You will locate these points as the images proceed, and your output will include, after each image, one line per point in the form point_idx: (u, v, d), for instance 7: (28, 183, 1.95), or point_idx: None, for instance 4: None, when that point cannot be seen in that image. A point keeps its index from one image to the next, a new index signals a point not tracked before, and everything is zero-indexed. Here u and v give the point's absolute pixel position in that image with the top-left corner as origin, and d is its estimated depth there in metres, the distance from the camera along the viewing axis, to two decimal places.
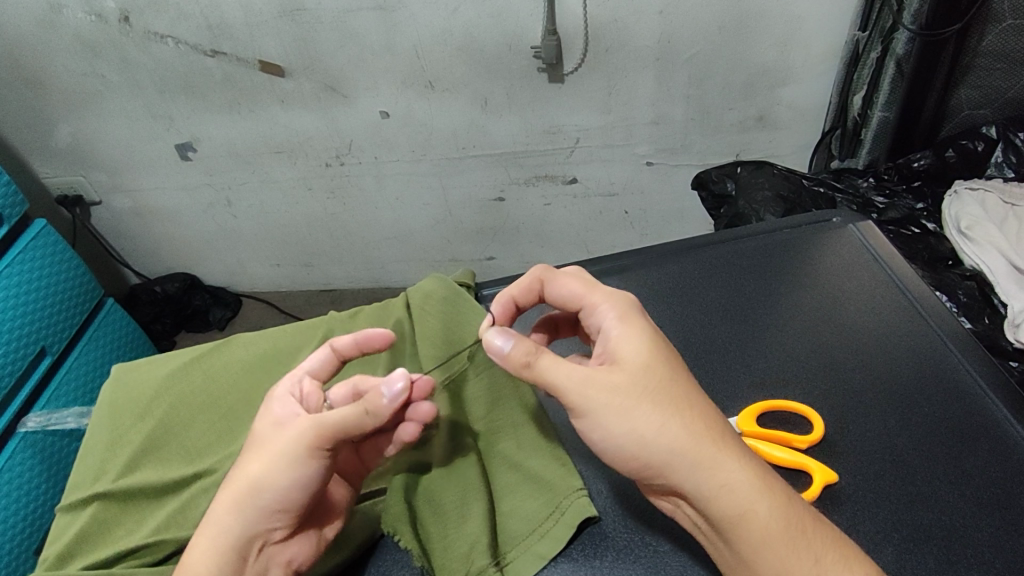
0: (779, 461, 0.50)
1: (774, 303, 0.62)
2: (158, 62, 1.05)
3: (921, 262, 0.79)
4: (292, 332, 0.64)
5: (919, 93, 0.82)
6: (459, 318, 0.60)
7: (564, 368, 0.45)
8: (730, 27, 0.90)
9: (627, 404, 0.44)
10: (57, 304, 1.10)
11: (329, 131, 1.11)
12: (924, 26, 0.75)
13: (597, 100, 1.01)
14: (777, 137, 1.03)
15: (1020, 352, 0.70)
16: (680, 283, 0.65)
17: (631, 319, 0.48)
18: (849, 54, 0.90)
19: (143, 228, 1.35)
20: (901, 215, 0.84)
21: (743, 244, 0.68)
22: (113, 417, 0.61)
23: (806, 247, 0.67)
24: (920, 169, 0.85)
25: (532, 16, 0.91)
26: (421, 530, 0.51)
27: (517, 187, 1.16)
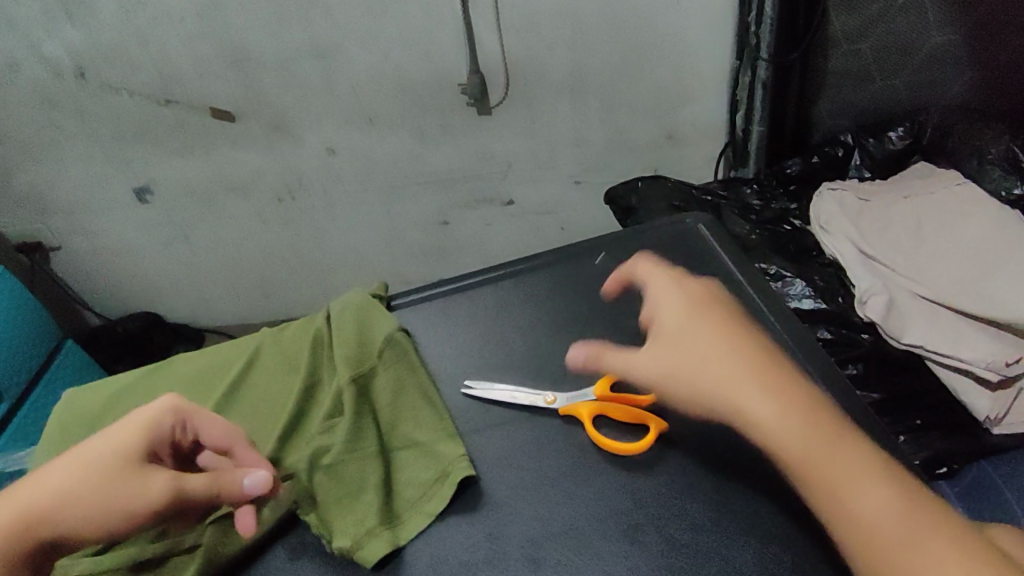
0: (625, 418, 0.60)
1: (646, 300, 0.69)
2: (115, 112, 1.12)
3: (789, 254, 0.94)
4: (229, 347, 0.70)
5: (782, 107, 1.03)
6: (370, 320, 0.65)
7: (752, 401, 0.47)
8: (630, 59, 1.03)
9: (796, 411, 0.46)
10: (13, 349, 1.15)
11: (279, 168, 1.19)
12: (775, 54, 0.96)
13: (521, 128, 1.11)
14: (686, 152, 1.15)
15: (869, 325, 0.86)
16: (575, 284, 0.72)
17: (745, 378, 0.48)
18: (733, 80, 1.04)
19: (103, 269, 1.39)
20: (775, 214, 0.99)
21: (624, 246, 0.75)
22: (64, 432, 0.65)
23: (674, 248, 0.73)
24: (793, 173, 1.01)
25: (457, 56, 1.02)
26: (319, 497, 0.57)
27: (459, 210, 1.24)
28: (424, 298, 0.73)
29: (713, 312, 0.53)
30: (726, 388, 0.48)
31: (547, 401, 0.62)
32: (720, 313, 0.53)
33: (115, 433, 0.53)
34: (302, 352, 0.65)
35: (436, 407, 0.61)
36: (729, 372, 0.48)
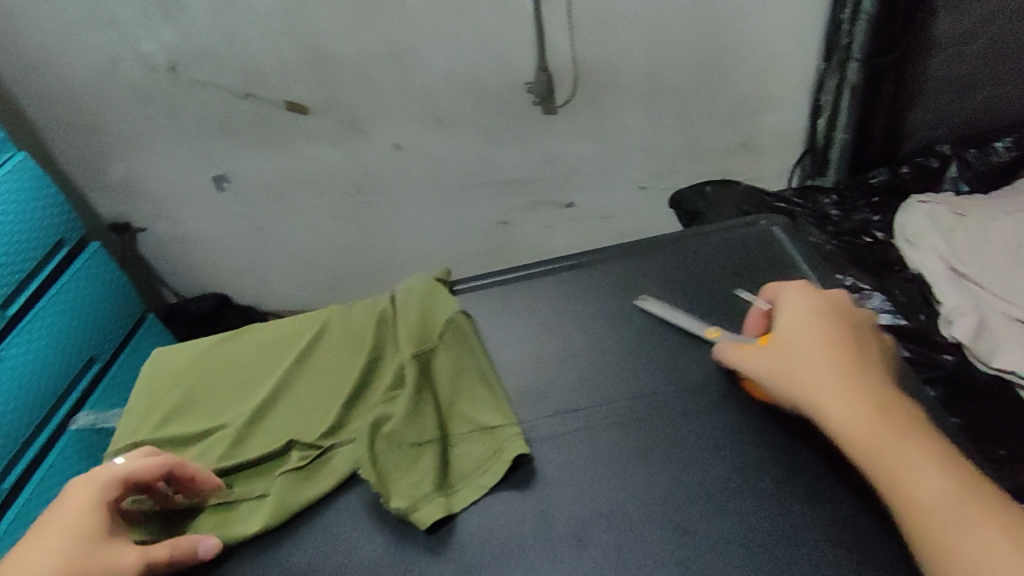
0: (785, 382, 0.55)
1: (717, 293, 0.67)
2: (200, 105, 1.18)
3: (870, 265, 0.92)
4: (300, 320, 0.70)
5: (872, 114, 0.96)
6: (436, 302, 0.64)
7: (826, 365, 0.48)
8: (708, 62, 1.01)
9: (877, 433, 0.44)
10: (105, 315, 1.23)
11: (349, 164, 1.22)
12: (869, 55, 0.90)
13: (590, 131, 1.10)
14: (760, 161, 1.12)
15: (954, 346, 0.82)
16: (645, 279, 0.70)
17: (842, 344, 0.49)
18: (816, 82, 1.01)
19: (182, 253, 1.46)
20: (853, 225, 0.96)
21: (690, 243, 0.73)
22: (148, 387, 0.67)
23: (742, 247, 0.71)
24: (878, 183, 0.98)
25: (527, 58, 1.02)
26: (377, 463, 0.54)
27: (522, 212, 1.24)
28: (486, 283, 0.73)
29: (829, 316, 0.51)
30: (817, 403, 0.47)
31: (709, 333, 0.62)
32: (836, 328, 0.50)
33: (60, 521, 0.48)
34: (368, 328, 0.65)
35: (496, 391, 0.59)
36: (815, 387, 0.47)
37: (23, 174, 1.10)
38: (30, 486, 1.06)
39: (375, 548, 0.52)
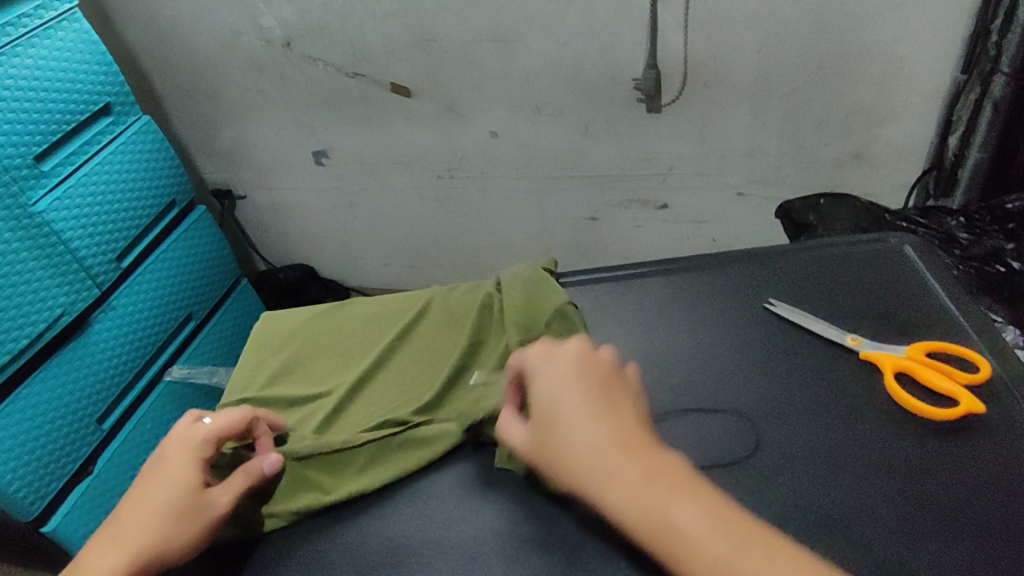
0: (941, 388, 0.55)
1: (837, 310, 0.64)
2: (309, 80, 1.22)
3: (1000, 297, 0.74)
4: (402, 298, 0.72)
5: (1014, 134, 0.90)
6: (539, 291, 0.64)
7: (582, 438, 0.45)
8: (828, 66, 0.96)
9: (745, 560, 0.39)
10: (204, 276, 1.30)
11: (444, 147, 1.24)
12: (1017, 70, 0.85)
13: (692, 131, 1.07)
14: (874, 176, 1.06)
15: None
16: (759, 288, 0.67)
17: (599, 416, 0.46)
18: (950, 95, 0.95)
19: (276, 222, 1.52)
20: (986, 251, 0.79)
21: (810, 254, 0.70)
22: (257, 350, 0.71)
23: (868, 266, 0.68)
24: (1014, 210, 0.82)
25: (637, 51, 1.00)
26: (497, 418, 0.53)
27: (611, 209, 1.22)
28: (593, 277, 0.72)
29: (607, 386, 0.48)
30: (603, 484, 0.43)
31: (850, 341, 0.60)
32: (588, 392, 0.47)
33: (160, 479, 0.52)
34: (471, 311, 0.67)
35: None
36: (606, 469, 0.43)
37: (145, 138, 1.18)
38: (126, 429, 1.13)
39: (471, 527, 0.52)
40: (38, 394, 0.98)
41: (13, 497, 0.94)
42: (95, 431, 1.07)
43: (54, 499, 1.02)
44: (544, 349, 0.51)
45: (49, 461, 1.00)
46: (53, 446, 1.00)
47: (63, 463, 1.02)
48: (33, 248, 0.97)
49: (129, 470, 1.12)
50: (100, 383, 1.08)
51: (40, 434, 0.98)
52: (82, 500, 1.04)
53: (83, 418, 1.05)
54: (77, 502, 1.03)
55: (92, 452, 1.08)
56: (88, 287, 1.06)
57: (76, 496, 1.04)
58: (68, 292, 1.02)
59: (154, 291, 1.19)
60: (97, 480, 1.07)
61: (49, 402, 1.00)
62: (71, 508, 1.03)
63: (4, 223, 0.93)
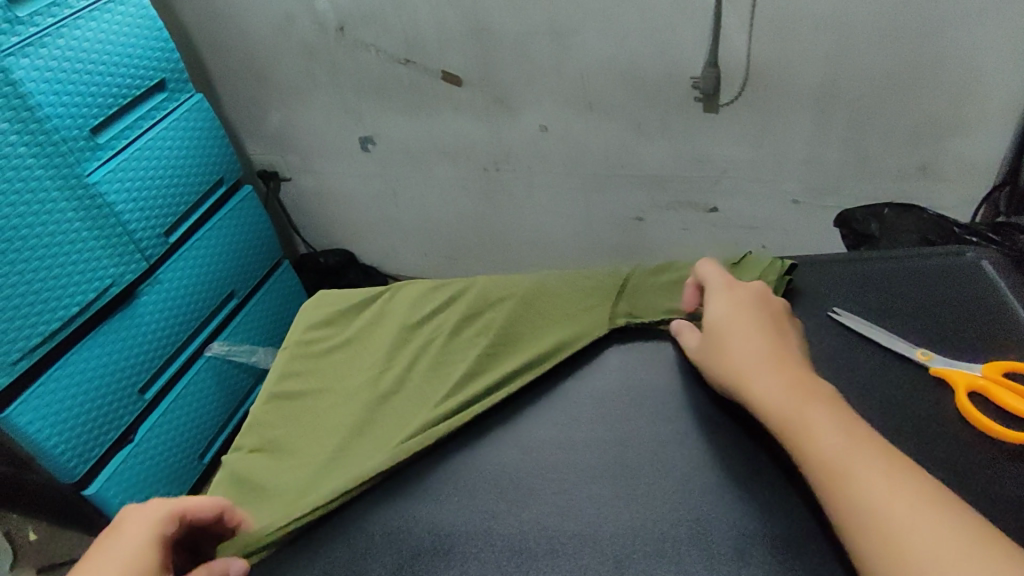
0: (1009, 406, 0.54)
1: (906, 323, 0.63)
2: (361, 67, 1.22)
3: None
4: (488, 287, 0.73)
5: None
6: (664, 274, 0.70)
7: (749, 342, 0.52)
8: (896, 74, 0.93)
9: (909, 497, 0.38)
10: (247, 254, 1.32)
11: (492, 139, 1.23)
12: None
13: (748, 134, 1.05)
14: (938, 190, 1.03)
15: None
16: (823, 294, 0.68)
17: (739, 290, 0.57)
18: None
19: (319, 206, 1.53)
20: None
21: (876, 267, 0.69)
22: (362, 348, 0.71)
23: (940, 282, 0.66)
24: None
25: (695, 50, 0.98)
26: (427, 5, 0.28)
27: (658, 210, 1.21)
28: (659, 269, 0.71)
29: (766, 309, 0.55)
30: (797, 430, 0.44)
31: (919, 356, 0.58)
32: (757, 319, 0.54)
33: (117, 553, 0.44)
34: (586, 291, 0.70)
35: None
36: (749, 363, 0.50)
37: (197, 116, 1.20)
38: (167, 400, 1.16)
39: (517, 520, 0.52)
40: (85, 361, 1.01)
41: (56, 459, 0.97)
42: (137, 401, 1.10)
43: (95, 465, 1.05)
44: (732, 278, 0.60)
45: (93, 426, 1.02)
46: (96, 414, 1.03)
47: (106, 430, 1.05)
48: (87, 219, 0.99)
49: (164, 440, 1.15)
50: (144, 354, 1.11)
51: (85, 402, 1.01)
52: (120, 468, 1.07)
53: (126, 389, 1.08)
54: (116, 469, 1.06)
55: (134, 421, 1.11)
56: (136, 260, 1.08)
57: (116, 463, 1.07)
58: (117, 264, 1.04)
59: (198, 266, 1.21)
60: (137, 449, 1.10)
61: (93, 370, 1.02)
62: (113, 474, 1.06)
63: (61, 193, 0.95)
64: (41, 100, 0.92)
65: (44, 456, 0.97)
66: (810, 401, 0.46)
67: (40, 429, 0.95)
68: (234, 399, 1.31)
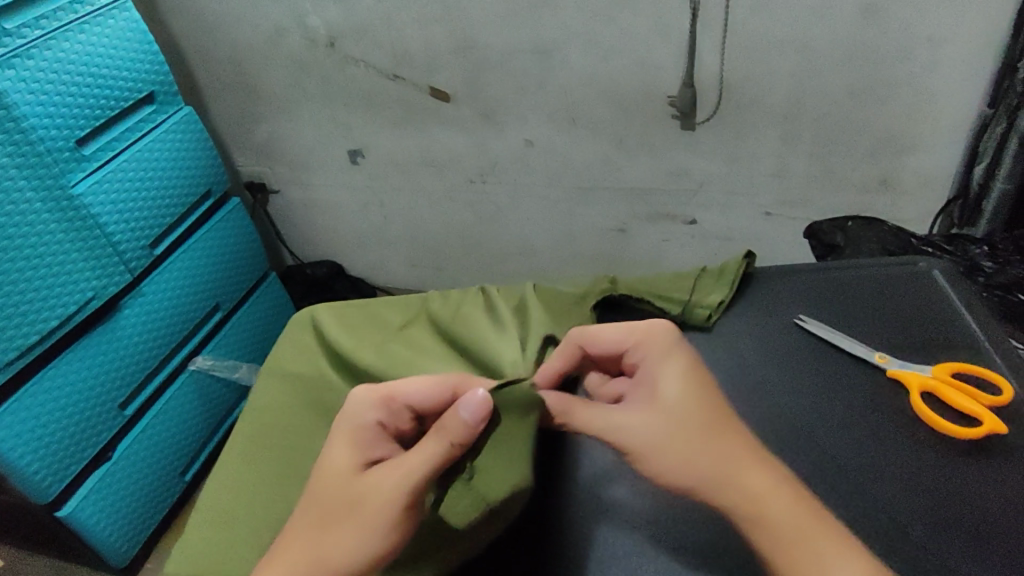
0: (957, 405, 0.59)
1: (865, 326, 0.68)
2: (350, 81, 1.26)
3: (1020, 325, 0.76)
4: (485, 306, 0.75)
5: None
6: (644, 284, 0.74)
7: (674, 387, 0.52)
8: (860, 92, 0.98)
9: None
10: (232, 268, 1.34)
11: (477, 152, 1.27)
12: None
13: (722, 149, 1.10)
14: (900, 202, 1.09)
15: None
16: (789, 300, 0.72)
17: (670, 358, 0.54)
18: (979, 125, 0.97)
19: (307, 218, 1.55)
20: (1009, 280, 0.80)
21: (838, 275, 0.74)
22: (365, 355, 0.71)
23: (895, 288, 0.71)
24: None
25: (672, 69, 1.04)
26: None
27: (639, 222, 1.26)
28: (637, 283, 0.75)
29: (698, 371, 0.54)
30: (731, 486, 0.48)
31: (878, 359, 0.63)
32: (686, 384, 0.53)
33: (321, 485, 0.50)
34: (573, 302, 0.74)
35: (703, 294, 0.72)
36: (715, 453, 0.49)
37: (184, 129, 1.22)
38: (147, 416, 1.18)
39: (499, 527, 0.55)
40: (64, 378, 1.02)
41: (33, 478, 0.98)
42: (116, 417, 1.12)
43: (73, 482, 1.06)
44: (647, 334, 0.56)
45: (71, 443, 1.04)
46: (74, 431, 1.04)
47: (83, 447, 1.06)
48: (69, 229, 1.01)
49: (143, 455, 1.17)
50: (125, 367, 1.12)
51: (63, 419, 1.02)
52: (96, 485, 1.08)
53: (105, 405, 1.09)
54: (93, 487, 1.08)
55: (114, 436, 1.12)
56: (120, 272, 1.10)
57: (93, 480, 1.08)
58: (100, 276, 1.06)
59: (182, 281, 1.22)
60: (115, 467, 1.11)
61: (73, 386, 1.04)
62: (89, 492, 1.07)
63: (45, 204, 0.97)
64: (28, 113, 0.94)
65: (20, 476, 0.98)
66: (784, 495, 0.47)
67: (15, 449, 0.96)
68: (216, 412, 1.33)
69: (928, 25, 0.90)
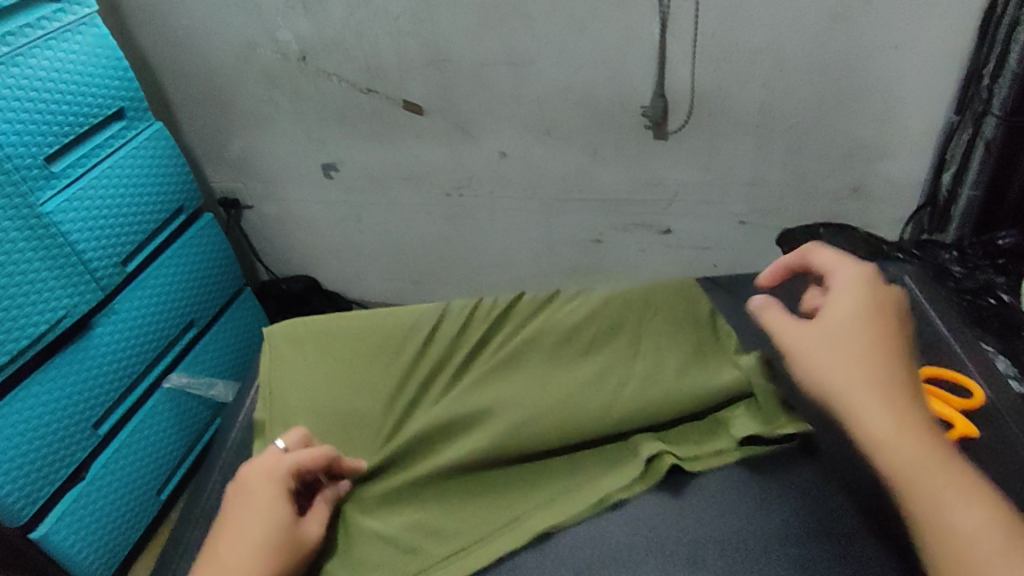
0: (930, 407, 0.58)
1: None
2: (322, 95, 1.25)
3: (993, 328, 0.76)
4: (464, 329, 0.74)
5: (1004, 172, 0.94)
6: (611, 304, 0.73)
7: (841, 303, 0.50)
8: (831, 101, 0.99)
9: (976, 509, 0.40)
10: (207, 284, 1.32)
11: (453, 165, 1.27)
12: (1008, 111, 0.88)
13: (696, 159, 1.11)
14: (872, 209, 1.10)
15: None
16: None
17: (860, 287, 0.51)
18: (944, 135, 0.99)
19: (281, 233, 1.53)
20: (978, 284, 0.82)
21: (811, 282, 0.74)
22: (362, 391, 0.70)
23: None
24: (1005, 246, 0.85)
25: (644, 79, 1.04)
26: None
27: (616, 232, 1.25)
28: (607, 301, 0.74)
29: (879, 323, 0.49)
30: (860, 407, 0.45)
31: None
32: (865, 343, 0.48)
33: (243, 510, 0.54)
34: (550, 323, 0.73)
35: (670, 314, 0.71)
36: (836, 358, 0.47)
37: (155, 144, 1.20)
38: (121, 436, 1.14)
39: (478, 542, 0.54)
40: (34, 398, 0.99)
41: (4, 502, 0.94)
42: (90, 437, 1.08)
43: (43, 505, 1.02)
44: (862, 274, 0.53)
45: (43, 465, 1.00)
46: (46, 452, 1.00)
47: (56, 469, 1.02)
48: (39, 248, 0.98)
49: (120, 476, 1.13)
50: (98, 387, 1.09)
51: (34, 440, 0.98)
52: (71, 507, 1.04)
53: (79, 425, 1.05)
54: (67, 510, 1.03)
55: (87, 457, 1.08)
56: (92, 290, 1.07)
57: (67, 503, 1.04)
58: (71, 294, 1.03)
59: (156, 297, 1.19)
60: (89, 487, 1.07)
61: (44, 406, 1.00)
62: (62, 515, 1.03)
63: (13, 223, 0.94)
64: None
65: None
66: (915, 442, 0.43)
67: None
68: (193, 432, 1.29)
69: (896, 34, 0.92)
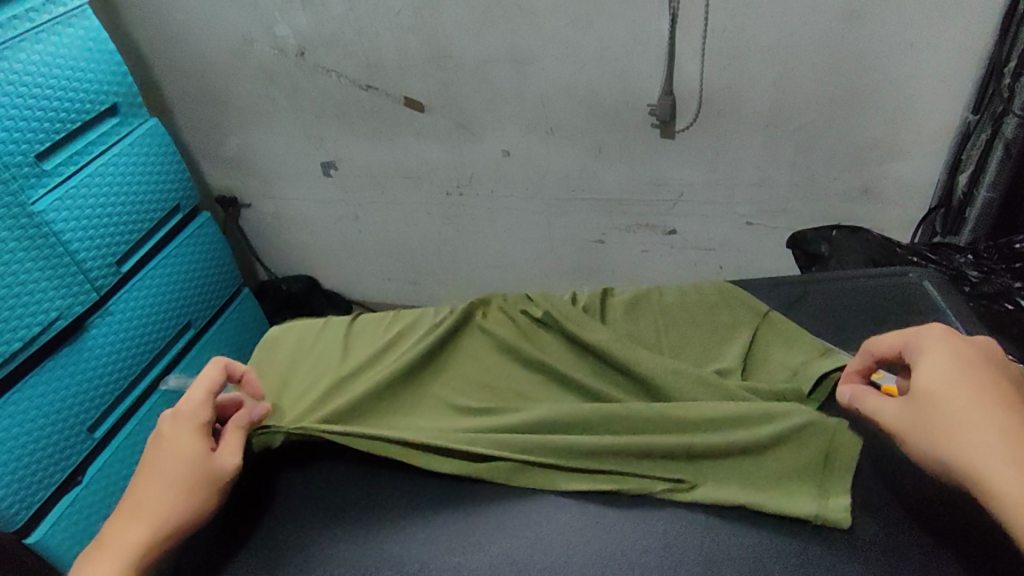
0: None
1: (853, 339, 0.67)
2: (322, 91, 1.23)
3: (1009, 336, 0.76)
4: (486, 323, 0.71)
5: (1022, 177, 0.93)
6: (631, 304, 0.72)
7: (930, 364, 0.47)
8: (840, 100, 0.98)
9: None
10: (204, 284, 1.29)
11: (454, 163, 1.24)
12: None
13: (702, 158, 1.09)
14: (881, 211, 1.08)
15: None
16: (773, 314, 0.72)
17: (947, 342, 0.48)
18: (960, 134, 0.97)
19: (280, 232, 1.51)
20: (995, 289, 0.80)
21: (826, 286, 0.73)
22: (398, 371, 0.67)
23: (883, 301, 0.70)
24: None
25: (650, 77, 1.02)
26: None
27: (619, 232, 1.24)
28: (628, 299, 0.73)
29: (983, 376, 0.45)
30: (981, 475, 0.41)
31: None
32: (975, 386, 0.45)
33: (165, 454, 0.52)
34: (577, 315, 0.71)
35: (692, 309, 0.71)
36: (966, 427, 0.43)
37: (151, 141, 1.18)
38: (117, 439, 1.12)
39: (487, 555, 0.51)
40: (28, 400, 0.96)
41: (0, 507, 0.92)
42: (85, 440, 1.06)
43: (39, 509, 1.00)
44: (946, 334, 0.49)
45: (39, 469, 0.98)
46: (42, 455, 0.98)
47: (51, 473, 1.00)
48: (32, 249, 0.96)
49: (117, 480, 1.11)
50: (93, 389, 1.07)
51: (29, 443, 0.96)
52: (68, 511, 1.02)
53: (74, 427, 1.03)
54: (63, 514, 1.01)
55: (82, 460, 1.06)
56: (85, 291, 1.05)
57: (64, 506, 1.02)
58: (65, 296, 1.01)
59: (152, 298, 1.17)
60: (85, 492, 1.05)
61: (39, 409, 0.98)
62: (58, 519, 1.00)
63: (4, 222, 0.92)
64: None
65: None
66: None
67: None
68: None
69: (905, 32, 0.90)
